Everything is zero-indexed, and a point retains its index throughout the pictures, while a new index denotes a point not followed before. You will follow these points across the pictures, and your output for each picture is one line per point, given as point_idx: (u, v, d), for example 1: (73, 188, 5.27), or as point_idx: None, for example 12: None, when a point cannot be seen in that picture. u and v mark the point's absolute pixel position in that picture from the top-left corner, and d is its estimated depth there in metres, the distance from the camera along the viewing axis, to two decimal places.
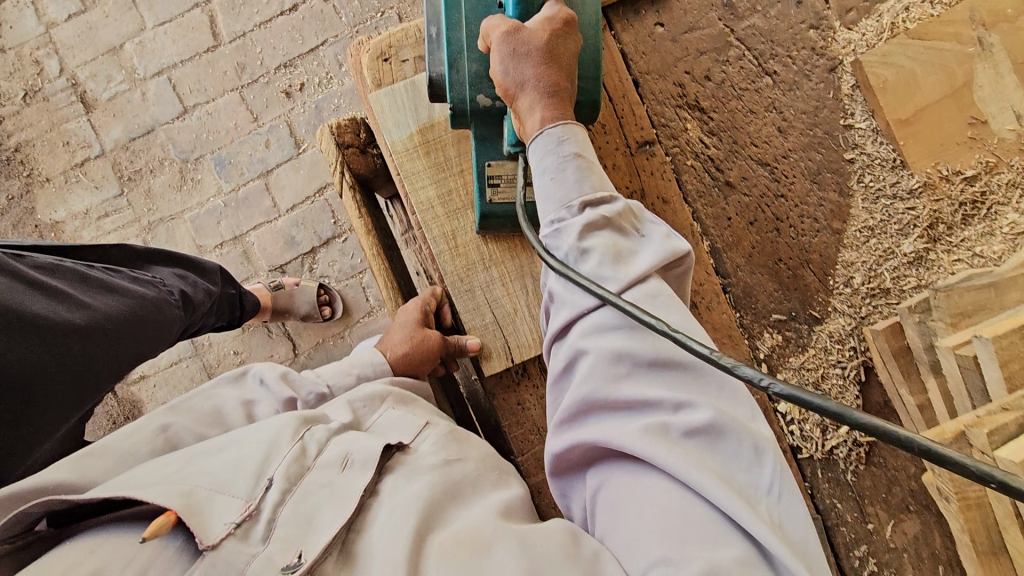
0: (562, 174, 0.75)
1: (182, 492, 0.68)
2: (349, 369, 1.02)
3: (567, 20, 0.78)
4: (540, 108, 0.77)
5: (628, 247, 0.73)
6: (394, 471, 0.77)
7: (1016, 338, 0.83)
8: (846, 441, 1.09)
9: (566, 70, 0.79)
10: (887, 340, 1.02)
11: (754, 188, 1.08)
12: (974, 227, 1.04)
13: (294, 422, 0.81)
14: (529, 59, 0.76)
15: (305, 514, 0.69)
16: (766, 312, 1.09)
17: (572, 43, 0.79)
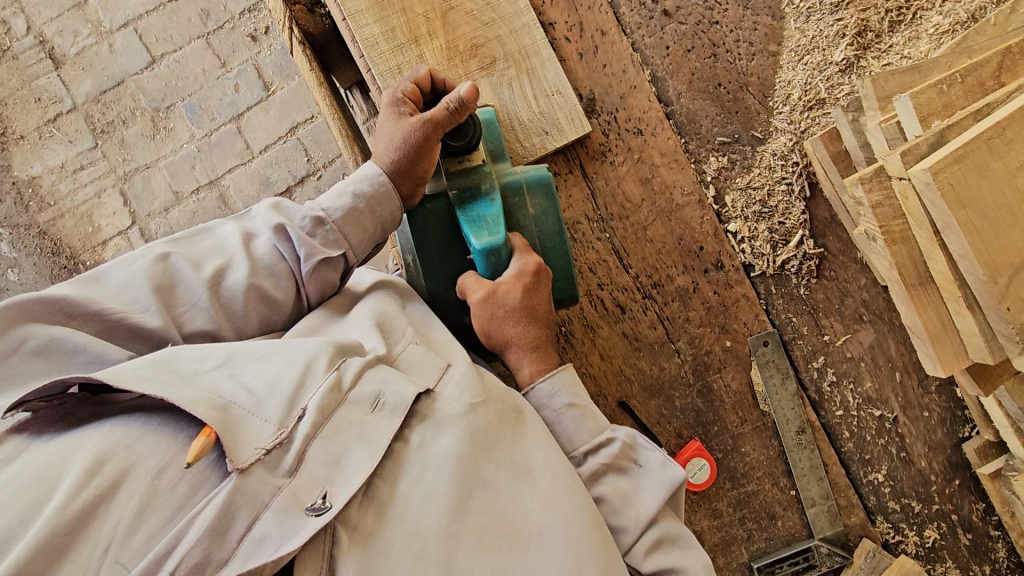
0: (561, 426, 0.88)
1: (217, 407, 0.66)
2: (347, 184, 0.90)
3: (536, 270, 0.90)
4: (526, 361, 0.91)
5: (631, 486, 0.85)
6: (422, 421, 0.77)
7: (932, 95, 0.86)
8: (796, 255, 1.12)
9: (544, 316, 0.92)
10: (825, 147, 1.05)
11: (689, 17, 1.12)
12: (900, 33, 1.08)
13: (331, 347, 0.76)
14: (507, 321, 0.89)
15: (334, 455, 0.70)
16: (710, 137, 1.12)
17: (544, 291, 0.91)
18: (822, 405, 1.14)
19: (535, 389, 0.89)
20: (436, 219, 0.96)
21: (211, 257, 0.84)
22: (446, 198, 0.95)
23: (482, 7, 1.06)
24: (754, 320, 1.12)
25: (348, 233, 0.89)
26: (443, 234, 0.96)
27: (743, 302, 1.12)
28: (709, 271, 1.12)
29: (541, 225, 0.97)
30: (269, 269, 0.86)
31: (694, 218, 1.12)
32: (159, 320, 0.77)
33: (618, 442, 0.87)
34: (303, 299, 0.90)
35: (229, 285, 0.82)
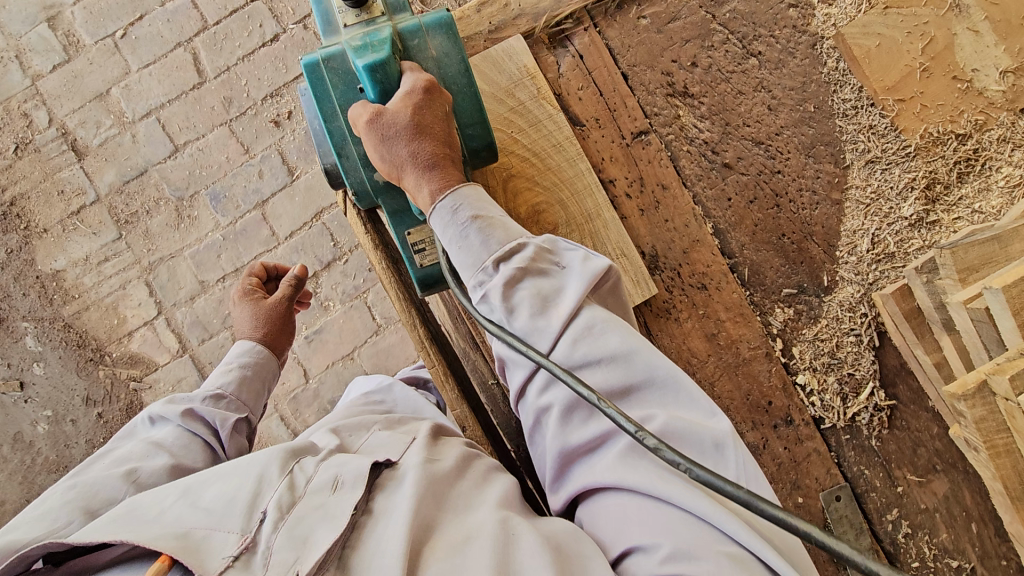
0: (467, 241, 0.83)
1: (178, 534, 0.69)
2: (231, 362, 1.09)
3: (427, 86, 0.86)
4: (425, 184, 0.86)
5: (552, 287, 0.80)
6: (385, 489, 0.78)
7: None
8: (867, 407, 1.10)
9: (440, 137, 0.87)
10: (896, 303, 1.04)
11: (751, 167, 1.10)
12: (970, 184, 1.06)
13: (281, 453, 0.82)
14: (398, 139, 0.84)
15: (300, 535, 0.69)
16: (776, 288, 1.10)
17: (437, 108, 0.87)
18: (897, 557, 1.11)
19: (437, 208, 0.84)
20: (333, 70, 0.90)
21: (118, 463, 0.88)
22: (343, 49, 0.90)
23: (542, 171, 1.05)
24: (826, 474, 1.10)
25: (240, 391, 1.06)
26: (342, 86, 0.91)
27: (814, 456, 1.10)
28: (778, 427, 1.09)
29: (443, 64, 0.92)
30: (184, 449, 0.93)
31: (761, 372, 1.09)
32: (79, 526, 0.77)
33: (532, 246, 0.82)
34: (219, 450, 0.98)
35: (145, 472, 0.87)
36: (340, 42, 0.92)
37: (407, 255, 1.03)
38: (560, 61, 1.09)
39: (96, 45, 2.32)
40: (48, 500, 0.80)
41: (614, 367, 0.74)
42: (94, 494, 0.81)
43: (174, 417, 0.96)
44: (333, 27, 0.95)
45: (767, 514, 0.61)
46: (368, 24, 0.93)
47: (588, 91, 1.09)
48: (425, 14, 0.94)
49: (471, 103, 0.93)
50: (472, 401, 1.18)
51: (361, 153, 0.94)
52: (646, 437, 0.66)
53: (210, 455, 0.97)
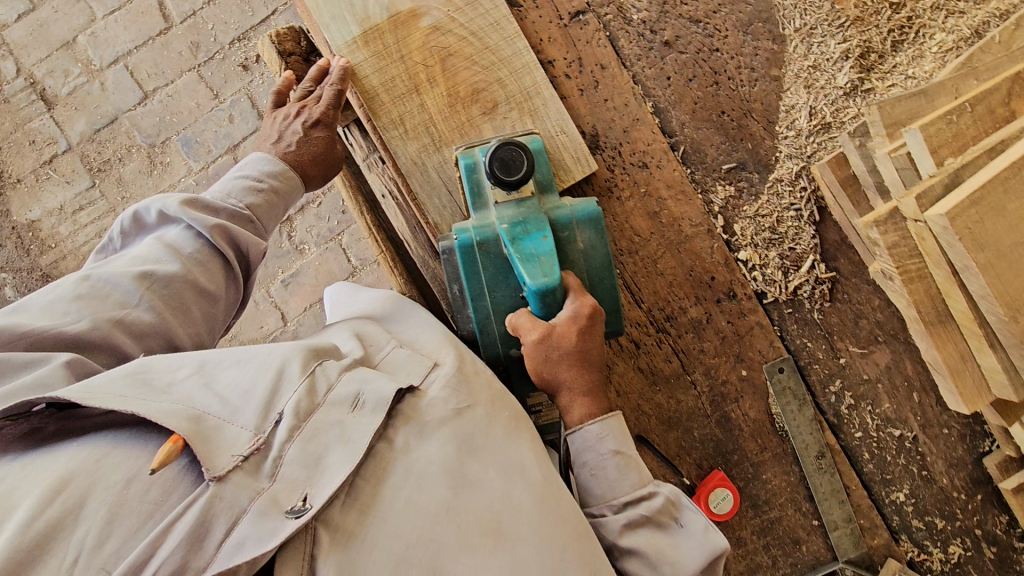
0: (595, 460, 0.87)
1: (190, 418, 0.69)
2: (260, 179, 0.97)
3: (591, 310, 0.87)
4: (577, 401, 0.87)
5: (651, 510, 0.84)
6: (403, 422, 0.80)
7: (942, 125, 0.86)
8: (808, 280, 1.12)
9: (597, 363, 0.88)
10: (833, 172, 1.05)
11: (689, 45, 1.11)
12: (905, 52, 1.07)
13: (305, 352, 0.81)
14: (560, 364, 0.86)
15: (313, 456, 0.72)
16: (716, 165, 1.12)
17: (598, 331, 0.88)
18: (841, 428, 1.14)
19: (570, 415, 0.88)
20: (485, 254, 0.92)
21: (136, 263, 0.84)
22: (497, 233, 0.92)
23: (480, 49, 1.05)
24: (769, 347, 1.12)
25: (264, 217, 0.97)
26: (491, 269, 0.92)
27: (757, 329, 1.12)
28: (721, 301, 1.11)
29: (589, 259, 0.93)
30: (201, 265, 0.88)
31: (703, 249, 1.11)
32: (87, 324, 0.76)
33: (652, 484, 0.85)
34: (240, 272, 0.94)
35: (161, 277, 0.83)
36: (494, 226, 0.93)
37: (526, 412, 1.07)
38: None
39: None
40: (61, 287, 0.79)
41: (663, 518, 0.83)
42: (106, 296, 0.79)
43: (206, 232, 0.88)
44: (483, 201, 0.95)
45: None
46: (517, 203, 0.92)
47: None
48: (577, 205, 0.94)
49: (609, 297, 0.95)
50: (425, 293, 1.20)
51: (503, 332, 0.95)
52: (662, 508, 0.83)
53: (229, 276, 0.92)
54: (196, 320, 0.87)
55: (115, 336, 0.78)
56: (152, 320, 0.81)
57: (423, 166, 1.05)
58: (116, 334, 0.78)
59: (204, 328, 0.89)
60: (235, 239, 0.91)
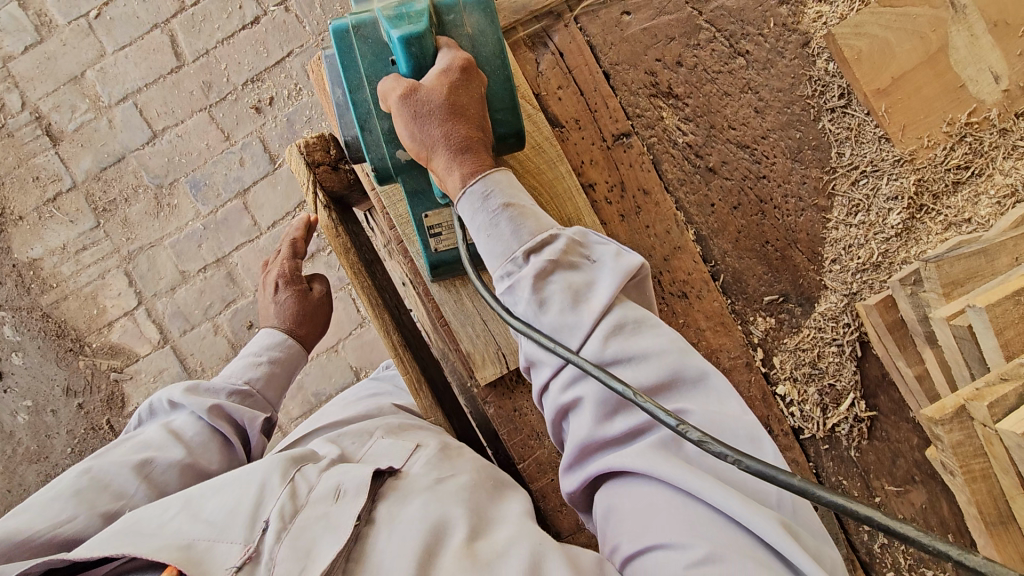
0: (497, 231, 0.75)
1: (178, 546, 0.68)
2: (259, 354, 1.05)
3: (464, 67, 0.78)
4: (457, 167, 0.77)
5: (584, 281, 0.73)
6: (387, 499, 0.77)
7: (1009, 306, 0.81)
8: (848, 418, 1.08)
9: (475, 120, 0.79)
10: (881, 316, 1.01)
11: (735, 172, 1.07)
12: (960, 193, 1.03)
13: (282, 460, 0.81)
14: (431, 119, 0.76)
15: (303, 548, 0.69)
16: (757, 296, 1.08)
17: (474, 89, 0.78)
18: (872, 566, 1.11)
19: (466, 192, 0.76)
20: (361, 38, 0.81)
21: (137, 449, 0.86)
22: (375, 16, 0.81)
23: (521, 174, 1.01)
24: (804, 485, 1.09)
25: (264, 389, 1.03)
26: (367, 54, 0.82)
27: (792, 467, 1.08)
28: None
29: (477, 43, 0.84)
30: (202, 446, 0.89)
31: (740, 382, 1.07)
32: (80, 521, 0.75)
33: (563, 238, 0.75)
34: (238, 447, 0.94)
35: (160, 463, 0.84)
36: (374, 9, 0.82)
37: (422, 238, 0.95)
38: (539, 58, 1.05)
39: (69, 25, 2.24)
40: (60, 484, 0.79)
41: (644, 364, 0.69)
42: (105, 486, 0.80)
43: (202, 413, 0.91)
44: None
45: (823, 501, 0.57)
46: None
47: (568, 90, 1.05)
48: None
49: (501, 89, 0.85)
50: (448, 408, 1.15)
51: (385, 129, 0.85)
52: (686, 430, 0.62)
53: (228, 452, 0.93)
54: None
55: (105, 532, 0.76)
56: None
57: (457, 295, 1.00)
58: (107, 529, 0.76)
59: None
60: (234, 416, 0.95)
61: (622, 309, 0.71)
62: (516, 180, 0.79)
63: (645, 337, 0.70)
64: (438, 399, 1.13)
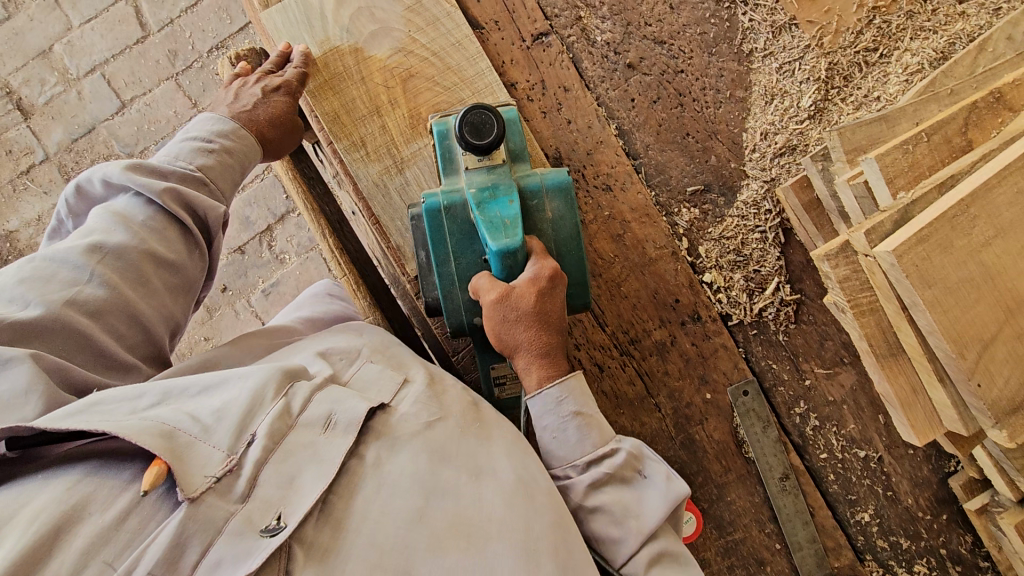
0: (563, 435, 0.82)
1: (162, 432, 0.64)
2: (209, 139, 0.90)
3: (552, 275, 0.82)
4: (534, 368, 0.83)
5: (632, 497, 0.80)
6: (377, 439, 0.75)
7: (897, 155, 0.85)
8: (773, 302, 1.11)
9: (556, 325, 0.84)
10: (797, 196, 1.04)
11: (653, 67, 1.10)
12: (869, 74, 1.06)
13: (275, 371, 0.75)
14: (518, 325, 0.81)
15: (287, 475, 0.67)
16: (681, 188, 1.11)
17: (559, 295, 0.83)
18: (806, 449, 1.14)
19: (542, 395, 0.81)
20: (452, 218, 0.87)
21: (82, 236, 0.77)
22: (465, 198, 0.87)
23: (442, 71, 1.04)
24: (734, 369, 1.12)
25: (220, 178, 0.89)
26: (458, 233, 0.88)
27: (722, 352, 1.12)
28: (686, 324, 1.11)
29: (558, 229, 0.89)
30: (156, 234, 0.81)
31: (668, 271, 1.11)
32: (38, 309, 0.68)
33: (622, 452, 0.81)
34: (201, 240, 0.86)
35: (113, 248, 0.76)
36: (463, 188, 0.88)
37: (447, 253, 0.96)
38: None
39: (35, 1, 2.29)
40: (4, 274, 0.71)
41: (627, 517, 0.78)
42: (53, 275, 0.71)
43: (155, 197, 0.80)
44: (453, 167, 0.91)
45: None
46: (490, 171, 0.88)
47: None
48: (547, 174, 0.90)
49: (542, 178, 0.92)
50: (390, 314, 1.18)
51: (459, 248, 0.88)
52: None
53: (189, 244, 0.84)
54: (160, 292, 0.79)
55: (71, 318, 0.70)
56: (106, 295, 0.73)
57: (386, 190, 1.03)
58: (71, 314, 0.70)
59: (169, 298, 0.81)
60: (189, 205, 0.84)
61: (568, 381, 0.82)
62: (587, 386, 0.84)
63: (641, 509, 0.79)
64: (379, 305, 1.16)
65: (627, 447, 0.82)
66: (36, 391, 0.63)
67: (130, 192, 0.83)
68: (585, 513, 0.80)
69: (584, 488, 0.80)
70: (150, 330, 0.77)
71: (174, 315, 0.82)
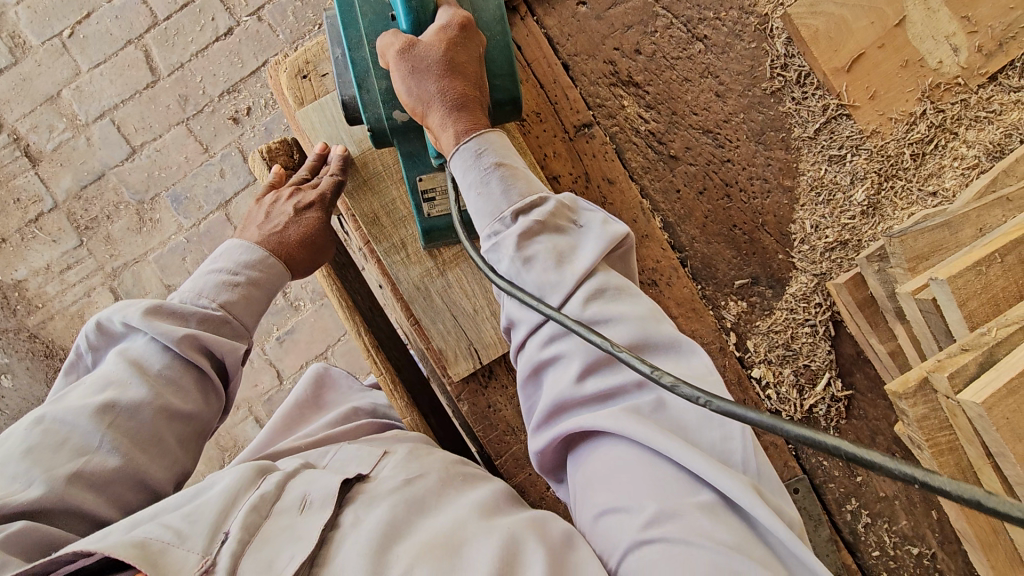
0: (488, 188, 0.73)
1: (134, 542, 0.61)
2: (235, 272, 0.86)
3: (463, 23, 0.77)
4: (450, 124, 0.76)
5: (569, 245, 0.71)
6: (355, 503, 0.70)
7: (970, 277, 0.81)
8: (824, 398, 1.08)
9: (472, 79, 0.77)
10: (851, 294, 1.01)
11: (699, 157, 1.07)
12: (924, 167, 1.03)
13: (247, 468, 0.73)
14: (429, 74, 0.74)
15: (264, 559, 0.62)
16: (728, 281, 1.08)
17: (473, 47, 0.77)
18: (858, 547, 1.11)
19: (459, 149, 0.75)
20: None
21: (95, 390, 0.72)
22: None
23: None
24: (785, 467, 1.09)
25: (243, 314, 0.85)
26: (371, 15, 0.81)
27: (772, 450, 1.09)
28: None
29: (477, 8, 0.84)
30: (172, 384, 0.76)
31: (715, 367, 1.07)
32: (40, 489, 0.64)
33: (553, 201, 0.73)
34: (220, 381, 0.81)
35: (126, 407, 0.71)
36: None
37: (416, 203, 0.93)
38: None
39: (43, 46, 2.24)
40: (12, 440, 0.67)
41: (620, 327, 0.65)
42: (61, 443, 0.67)
43: (174, 347, 0.75)
44: None
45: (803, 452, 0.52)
46: None
47: (528, 82, 1.05)
48: None
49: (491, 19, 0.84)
50: (426, 408, 1.14)
51: (384, 88, 0.82)
52: (661, 377, 0.59)
53: (207, 388, 0.79)
54: (172, 448, 0.74)
55: (75, 497, 0.65)
56: (117, 464, 0.68)
57: (427, 292, 1.00)
58: (76, 492, 0.65)
59: (182, 453, 0.76)
60: (209, 349, 0.79)
61: (487, 134, 0.76)
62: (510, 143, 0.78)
63: (623, 303, 0.67)
64: (416, 400, 1.12)
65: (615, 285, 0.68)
66: (9, 566, 0.58)
67: (147, 335, 0.77)
68: (518, 266, 0.70)
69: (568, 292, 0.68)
70: (161, 491, 0.72)
71: (185, 467, 0.77)
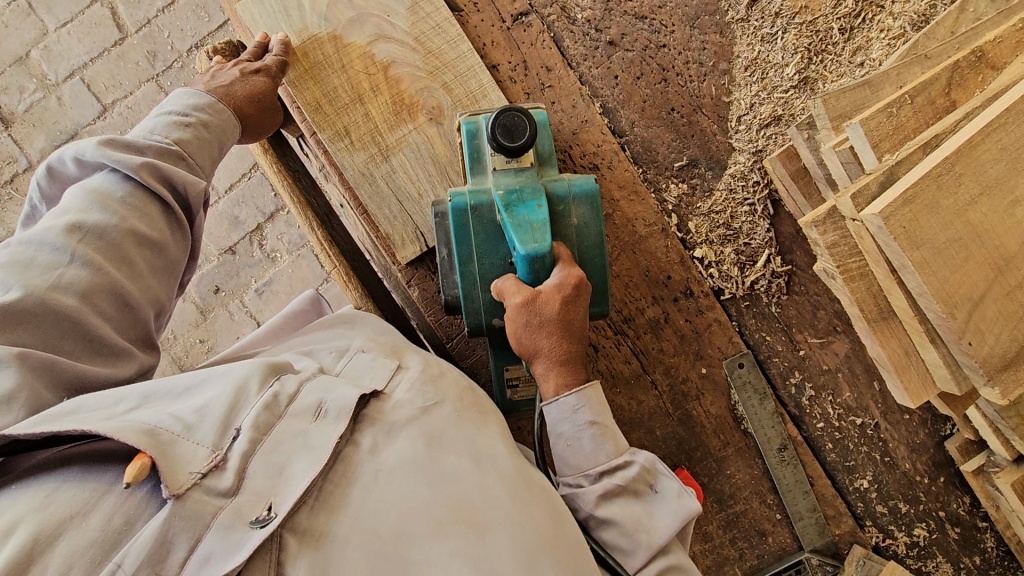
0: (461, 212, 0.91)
1: (144, 429, 0.58)
2: (185, 113, 0.86)
3: (578, 283, 0.81)
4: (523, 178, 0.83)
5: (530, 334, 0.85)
6: (370, 425, 0.72)
7: (882, 119, 0.84)
8: (765, 275, 1.11)
9: (576, 312, 0.81)
10: (784, 166, 1.04)
11: (635, 42, 1.09)
12: (852, 40, 1.06)
13: (261, 366, 0.70)
14: (542, 332, 0.80)
15: (277, 464, 0.63)
16: (668, 164, 1.11)
17: (583, 299, 0.82)
18: (803, 420, 1.15)
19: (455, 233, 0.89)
20: (478, 219, 0.85)
21: (57, 216, 0.70)
22: (493, 200, 0.86)
23: (423, 55, 1.03)
24: (728, 343, 1.12)
25: (198, 153, 0.84)
26: (483, 234, 0.86)
27: (715, 327, 1.12)
28: (679, 300, 1.11)
29: (583, 237, 0.88)
30: (137, 213, 0.75)
31: (658, 248, 1.11)
32: (20, 293, 0.62)
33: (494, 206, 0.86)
34: (184, 218, 0.80)
35: (93, 228, 0.70)
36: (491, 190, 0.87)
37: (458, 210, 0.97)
38: None
39: (9, 7, 2.26)
40: None
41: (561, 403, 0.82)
42: (31, 259, 0.65)
43: (133, 173, 0.75)
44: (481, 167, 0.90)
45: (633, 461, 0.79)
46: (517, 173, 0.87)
47: None
48: (574, 181, 0.88)
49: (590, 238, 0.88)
50: (383, 304, 1.18)
51: (488, 299, 0.87)
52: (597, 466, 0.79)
53: (172, 221, 0.79)
54: (145, 274, 0.74)
55: (55, 300, 0.64)
56: (90, 276, 0.67)
57: (372, 178, 1.03)
58: (54, 299, 0.64)
59: (155, 281, 0.75)
60: (170, 180, 0.79)
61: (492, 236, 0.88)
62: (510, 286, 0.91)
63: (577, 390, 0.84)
64: (373, 296, 1.16)
65: (639, 458, 0.81)
66: (18, 400, 0.58)
67: (106, 169, 0.76)
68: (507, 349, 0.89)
69: (595, 499, 0.78)
70: (140, 313, 0.72)
71: (161, 299, 0.76)
